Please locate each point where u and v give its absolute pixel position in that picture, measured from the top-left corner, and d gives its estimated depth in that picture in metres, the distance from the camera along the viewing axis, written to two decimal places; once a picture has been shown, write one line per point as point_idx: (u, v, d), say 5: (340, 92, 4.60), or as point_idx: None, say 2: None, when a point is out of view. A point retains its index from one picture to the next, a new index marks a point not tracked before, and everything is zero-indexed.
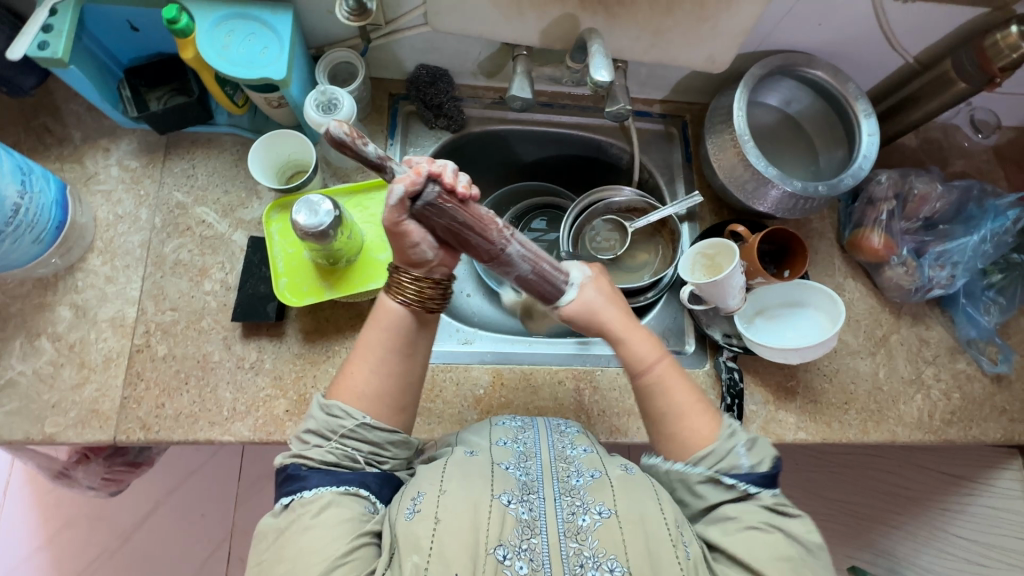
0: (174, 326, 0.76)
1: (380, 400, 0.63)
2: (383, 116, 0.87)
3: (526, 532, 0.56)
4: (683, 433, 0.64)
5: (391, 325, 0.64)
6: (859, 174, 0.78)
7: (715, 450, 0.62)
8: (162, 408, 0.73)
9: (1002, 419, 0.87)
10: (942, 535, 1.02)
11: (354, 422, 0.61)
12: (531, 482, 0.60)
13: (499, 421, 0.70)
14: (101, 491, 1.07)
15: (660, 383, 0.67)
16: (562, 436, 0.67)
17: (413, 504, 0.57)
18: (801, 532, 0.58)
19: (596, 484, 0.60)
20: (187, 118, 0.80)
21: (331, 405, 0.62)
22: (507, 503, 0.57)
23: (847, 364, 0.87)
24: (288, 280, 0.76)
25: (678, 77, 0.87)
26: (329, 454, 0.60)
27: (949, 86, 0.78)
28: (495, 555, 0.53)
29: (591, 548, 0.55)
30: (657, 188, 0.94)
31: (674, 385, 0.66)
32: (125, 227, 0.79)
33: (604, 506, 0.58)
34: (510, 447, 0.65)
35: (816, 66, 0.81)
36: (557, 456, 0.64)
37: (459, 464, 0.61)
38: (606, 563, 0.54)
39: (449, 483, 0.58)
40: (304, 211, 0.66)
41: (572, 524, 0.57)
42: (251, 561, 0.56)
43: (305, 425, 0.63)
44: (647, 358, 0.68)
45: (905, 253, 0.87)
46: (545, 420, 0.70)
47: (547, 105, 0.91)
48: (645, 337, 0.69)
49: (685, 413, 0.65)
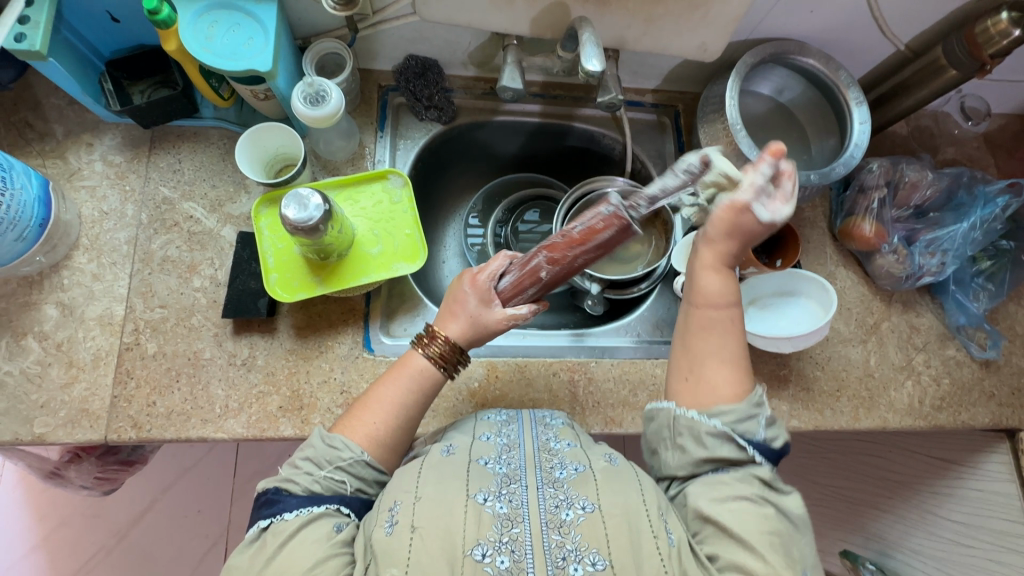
0: (164, 324, 0.75)
1: (391, 449, 0.66)
2: (372, 108, 0.86)
3: (506, 526, 0.56)
4: (715, 379, 0.65)
5: (413, 377, 0.68)
6: (851, 162, 0.78)
7: (738, 411, 0.62)
8: (154, 406, 0.72)
9: (991, 403, 0.88)
10: (932, 518, 1.04)
11: (354, 457, 0.62)
12: (512, 473, 0.61)
13: (483, 416, 0.71)
14: (95, 490, 1.06)
15: (718, 326, 0.67)
16: (547, 429, 0.68)
17: (391, 517, 0.56)
18: (790, 506, 0.60)
19: (579, 478, 0.60)
20: (172, 111, 0.79)
21: (332, 436, 0.63)
22: (484, 500, 0.57)
23: (839, 352, 0.88)
24: (278, 276, 0.75)
25: (669, 66, 0.87)
26: (315, 484, 0.60)
27: (939, 73, 0.78)
28: (473, 556, 0.54)
29: (573, 542, 0.55)
30: (651, 179, 0.93)
31: (729, 333, 0.67)
32: (111, 223, 0.78)
33: (587, 500, 0.58)
34: (492, 441, 0.65)
35: (808, 54, 0.81)
36: (540, 448, 0.64)
37: (435, 464, 0.61)
38: (587, 557, 0.54)
39: (424, 488, 0.58)
40: (293, 206, 0.64)
41: (555, 517, 0.57)
42: None
43: (300, 451, 0.64)
44: (720, 296, 0.67)
45: (896, 240, 0.87)
46: (531, 414, 0.71)
47: (539, 96, 0.90)
48: (718, 275, 0.68)
49: (719, 360, 0.66)
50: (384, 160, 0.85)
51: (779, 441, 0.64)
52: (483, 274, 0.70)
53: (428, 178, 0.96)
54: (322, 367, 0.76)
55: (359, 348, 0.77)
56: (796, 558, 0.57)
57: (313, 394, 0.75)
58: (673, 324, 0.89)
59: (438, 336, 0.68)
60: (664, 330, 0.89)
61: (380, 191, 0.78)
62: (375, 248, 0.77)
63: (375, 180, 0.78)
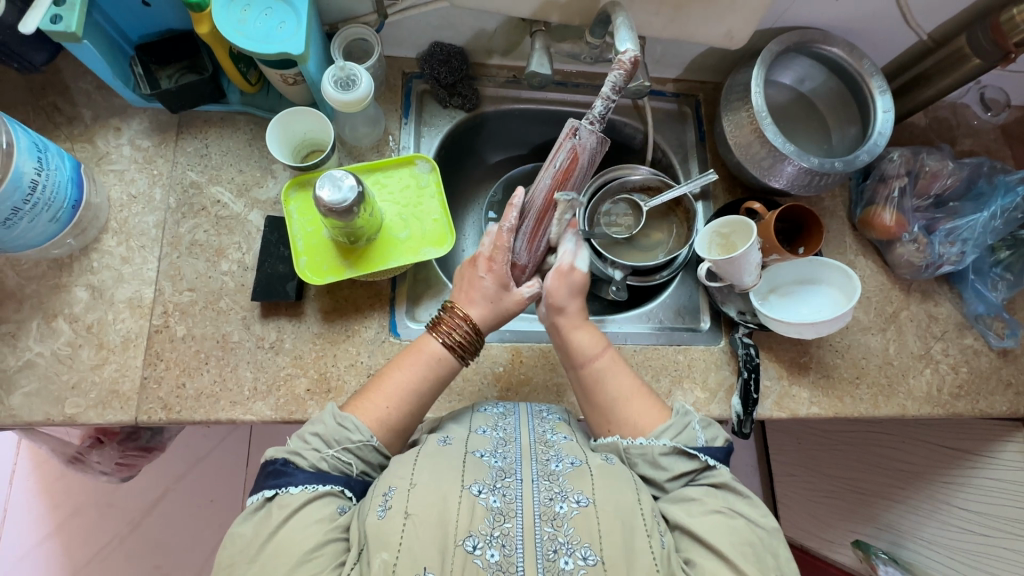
0: (193, 307, 0.76)
1: (399, 433, 0.67)
2: (397, 95, 0.86)
3: (499, 518, 0.55)
4: (631, 415, 0.68)
5: (429, 363, 0.70)
6: (875, 150, 0.78)
7: (673, 424, 0.66)
8: (183, 388, 0.73)
9: (1008, 392, 0.89)
10: (947, 508, 1.06)
11: (363, 440, 0.63)
12: (507, 467, 0.61)
13: (481, 408, 0.71)
14: (114, 477, 1.07)
15: (606, 371, 0.72)
16: (544, 422, 0.68)
17: (384, 501, 0.56)
18: (757, 515, 0.60)
19: (574, 472, 0.60)
20: (199, 97, 0.79)
21: (344, 416, 0.64)
22: (478, 492, 0.57)
23: (859, 340, 0.88)
24: (308, 259, 0.75)
25: (692, 54, 0.87)
26: (323, 461, 0.61)
27: (963, 62, 0.79)
28: (464, 545, 0.53)
29: (565, 536, 0.55)
30: (671, 167, 0.94)
31: (617, 371, 0.72)
32: (139, 207, 0.78)
33: (582, 494, 0.57)
34: (489, 435, 0.65)
35: (833, 43, 0.81)
36: (536, 440, 0.64)
37: (431, 454, 0.61)
38: (579, 551, 0.54)
39: (419, 476, 0.58)
40: (328, 186, 0.64)
41: (549, 510, 0.56)
42: (221, 563, 0.55)
43: (310, 426, 0.64)
44: (594, 346, 0.73)
45: (916, 230, 0.88)
46: (527, 406, 0.72)
47: (561, 84, 0.91)
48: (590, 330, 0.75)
49: (629, 397, 0.70)
50: (408, 146, 0.85)
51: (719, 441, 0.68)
52: (497, 256, 0.72)
53: (449, 166, 0.96)
54: (349, 350, 0.77)
55: (385, 332, 0.78)
56: (770, 566, 0.57)
57: (340, 376, 0.76)
58: (694, 311, 0.89)
59: (459, 326, 0.71)
60: (686, 317, 0.89)
61: (408, 176, 0.78)
62: (403, 233, 0.77)
63: (404, 166, 0.78)
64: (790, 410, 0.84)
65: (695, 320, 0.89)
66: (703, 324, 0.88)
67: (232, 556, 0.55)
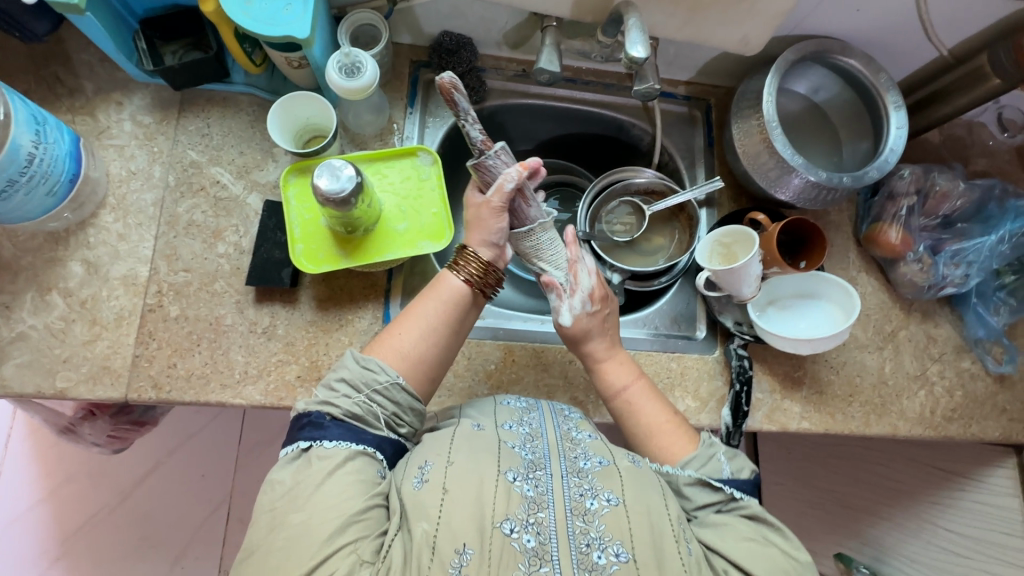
0: (187, 288, 0.75)
1: (414, 362, 0.67)
2: (403, 83, 0.85)
3: (533, 508, 0.56)
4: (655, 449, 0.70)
5: (450, 295, 0.70)
6: (886, 167, 0.77)
7: (698, 455, 0.67)
8: (174, 368, 0.73)
9: (1002, 418, 0.89)
10: (931, 527, 1.06)
11: (390, 380, 0.64)
12: (538, 460, 0.61)
13: (503, 401, 0.70)
14: (106, 448, 1.08)
15: (632, 405, 0.72)
16: (567, 419, 0.68)
17: (421, 473, 0.58)
18: (786, 545, 0.61)
19: (604, 470, 0.60)
20: (203, 75, 0.78)
21: (366, 358, 0.65)
22: (513, 479, 0.58)
23: (855, 357, 0.88)
24: (304, 246, 0.74)
25: (707, 58, 0.86)
26: (355, 406, 0.62)
27: (983, 81, 0.77)
28: (501, 529, 0.54)
29: (597, 530, 0.56)
30: (677, 172, 0.92)
31: (645, 406, 0.72)
32: (138, 184, 0.77)
33: (613, 493, 0.58)
34: (516, 429, 0.64)
35: (850, 54, 0.79)
36: (563, 436, 0.64)
37: (466, 437, 0.62)
38: (611, 546, 0.55)
39: (456, 456, 0.59)
40: (326, 175, 0.63)
41: (580, 504, 0.57)
42: (262, 506, 0.57)
43: (335, 374, 0.65)
44: (621, 381, 0.74)
45: (921, 249, 0.87)
46: (549, 404, 0.71)
47: (571, 81, 0.89)
48: (617, 361, 0.75)
49: (653, 432, 0.70)
50: (411, 136, 0.84)
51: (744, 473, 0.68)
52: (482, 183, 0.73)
53: (452, 158, 0.95)
54: (341, 340, 0.77)
55: (378, 323, 0.78)
56: None
57: (331, 365, 0.76)
58: (691, 319, 0.89)
59: (475, 257, 0.71)
60: (682, 324, 0.89)
61: (409, 167, 0.77)
62: (401, 225, 0.76)
63: (405, 156, 0.77)
64: (780, 424, 0.83)
65: (691, 328, 0.88)
66: (698, 333, 0.87)
67: (275, 500, 0.57)
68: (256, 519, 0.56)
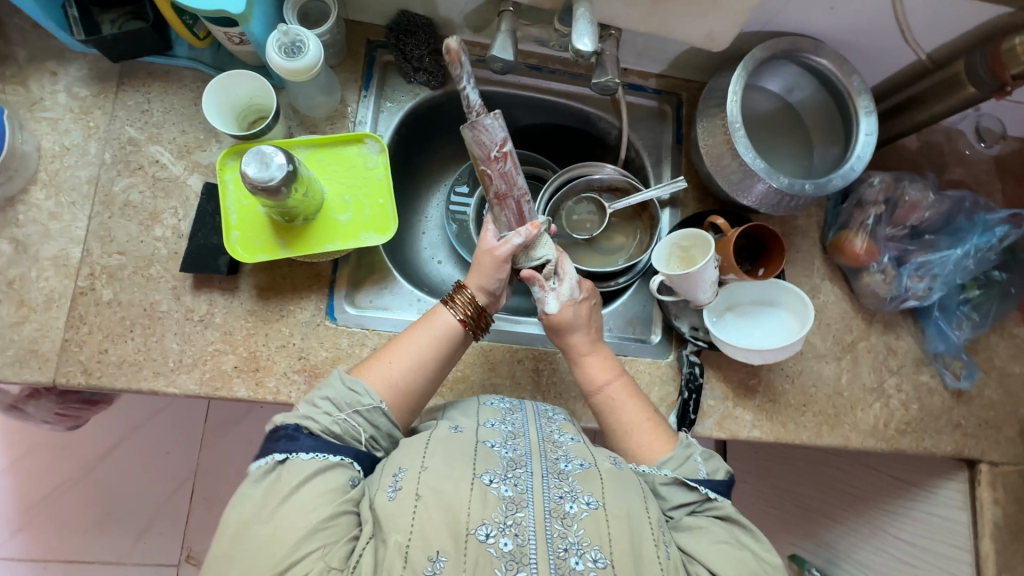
0: (121, 271, 0.73)
1: (401, 390, 0.66)
2: (357, 64, 0.81)
3: (511, 508, 0.54)
4: (631, 446, 0.68)
5: (442, 332, 0.70)
6: (850, 175, 0.74)
7: (675, 455, 0.66)
8: (105, 353, 0.71)
9: (956, 433, 0.88)
10: (883, 534, 1.06)
11: (374, 403, 0.63)
12: (517, 459, 0.59)
13: (486, 401, 0.68)
14: (59, 425, 1.07)
15: (612, 402, 0.72)
16: (551, 422, 0.66)
17: (395, 482, 0.56)
18: (760, 548, 0.60)
19: (584, 474, 0.58)
20: (143, 47, 0.75)
21: (354, 380, 0.64)
22: (489, 482, 0.55)
23: (811, 367, 0.86)
24: (240, 234, 0.72)
25: (677, 51, 0.82)
26: (335, 425, 0.61)
27: (959, 88, 0.74)
28: (477, 534, 0.52)
29: (575, 535, 0.53)
30: (643, 169, 0.89)
31: (624, 404, 0.71)
32: (72, 159, 0.74)
33: (593, 496, 0.56)
34: (498, 428, 0.63)
35: (822, 53, 0.76)
36: (545, 438, 0.62)
37: (442, 440, 0.60)
38: (589, 552, 0.53)
39: (431, 459, 0.57)
40: (253, 163, 0.60)
41: (558, 507, 0.55)
42: (227, 526, 0.54)
43: (320, 391, 0.64)
44: (601, 378, 0.73)
45: (886, 260, 0.85)
46: (533, 405, 0.68)
47: (536, 68, 0.86)
48: (598, 357, 0.74)
49: (630, 429, 0.69)
50: (365, 121, 0.80)
51: (721, 474, 0.66)
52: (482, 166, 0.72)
53: (411, 145, 0.92)
54: (281, 331, 0.74)
55: (321, 316, 0.76)
56: None
57: (270, 357, 0.74)
58: (646, 322, 0.87)
59: (470, 296, 0.72)
60: (637, 327, 0.87)
61: (355, 155, 0.75)
62: (344, 216, 0.73)
63: (353, 143, 0.75)
64: (730, 432, 0.82)
65: (646, 332, 0.86)
66: (653, 337, 0.85)
67: (241, 520, 0.54)
68: (221, 537, 0.53)
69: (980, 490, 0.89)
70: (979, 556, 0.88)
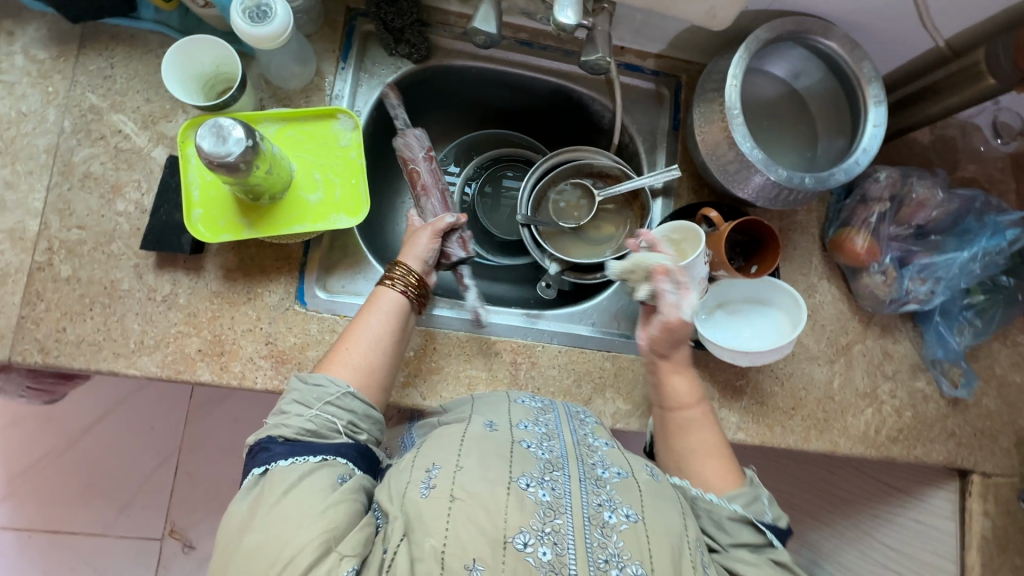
0: (81, 247, 0.69)
1: (369, 372, 0.64)
2: (336, 33, 0.76)
3: (549, 514, 0.51)
4: (704, 472, 0.64)
5: (390, 309, 0.67)
6: (854, 169, 0.69)
7: (745, 491, 0.62)
8: (63, 332, 0.68)
9: (949, 442, 0.84)
10: (868, 539, 1.04)
11: (341, 390, 0.60)
12: (554, 461, 0.56)
13: (517, 399, 0.66)
14: (34, 399, 1.05)
15: (694, 424, 0.67)
16: (583, 424, 0.64)
17: (428, 479, 0.52)
18: None
19: (622, 483, 0.56)
20: (104, 7, 0.70)
21: (313, 375, 0.61)
22: (527, 486, 0.52)
23: (802, 369, 0.83)
24: (203, 212, 0.68)
25: (677, 29, 0.76)
26: (309, 422, 0.58)
27: (977, 79, 0.68)
28: (514, 544, 0.48)
29: (614, 547, 0.50)
30: (636, 155, 0.85)
31: (705, 429, 0.67)
32: (30, 126, 0.70)
33: (632, 509, 0.53)
34: (531, 429, 0.60)
35: (832, 36, 0.70)
36: (579, 441, 0.60)
37: (477, 438, 0.56)
38: (629, 567, 0.49)
39: (467, 459, 0.53)
40: (208, 136, 0.57)
41: (598, 515, 0.52)
42: (219, 541, 0.52)
43: (282, 398, 0.61)
44: (690, 397, 0.68)
45: (887, 261, 0.80)
46: (565, 406, 0.67)
47: (527, 44, 0.81)
48: (687, 376, 0.69)
49: (705, 455, 0.65)
50: (341, 95, 0.76)
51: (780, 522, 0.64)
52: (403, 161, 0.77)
53: (395, 121, 0.88)
54: (248, 314, 0.71)
55: (290, 300, 0.72)
56: None
57: (235, 341, 0.70)
58: (632, 317, 0.83)
59: (407, 269, 0.69)
60: (622, 322, 0.83)
61: (326, 130, 0.71)
62: (314, 195, 0.70)
63: (323, 118, 0.71)
64: None
65: (631, 327, 0.83)
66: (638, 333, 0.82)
67: (229, 533, 0.51)
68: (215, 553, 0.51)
69: (970, 501, 0.87)
70: (964, 568, 0.86)
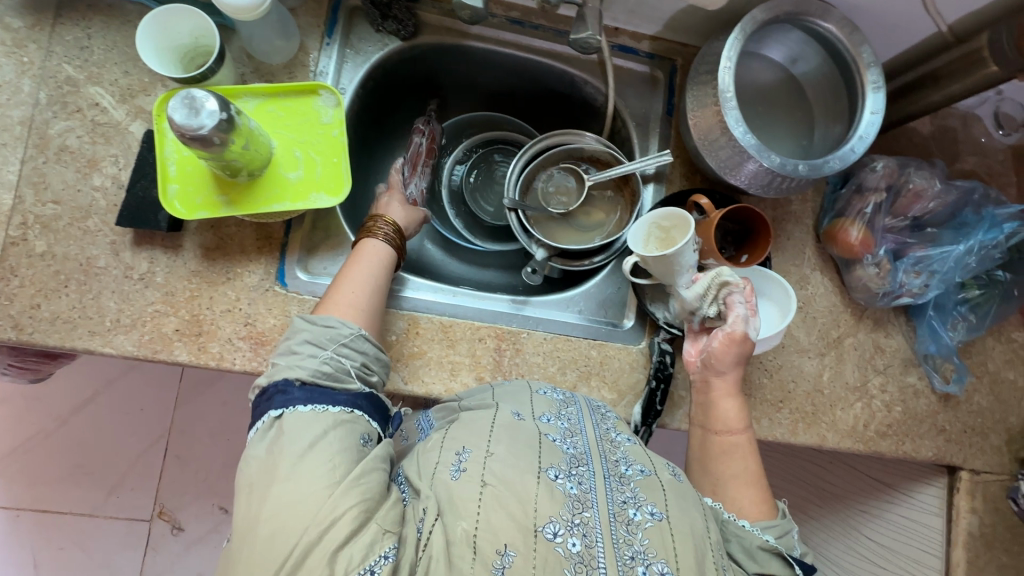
0: (56, 222, 0.68)
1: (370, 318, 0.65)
2: (321, 7, 0.74)
3: (577, 507, 0.50)
4: (738, 498, 0.64)
5: (381, 258, 0.68)
6: (849, 157, 0.67)
7: (778, 523, 0.62)
8: (37, 309, 0.66)
9: (939, 438, 0.83)
10: (855, 535, 1.03)
11: (354, 332, 0.61)
12: (580, 456, 0.55)
13: (538, 390, 0.65)
14: (20, 377, 1.04)
15: (740, 450, 0.66)
16: (605, 419, 0.63)
17: (458, 463, 0.52)
18: None
19: (645, 481, 0.54)
20: None
21: (319, 317, 0.61)
22: (555, 478, 0.51)
23: (792, 361, 0.81)
24: (179, 187, 0.67)
25: (671, 9, 0.74)
26: (323, 365, 0.57)
27: (979, 67, 0.66)
28: (544, 533, 0.48)
29: (641, 544, 0.49)
30: (629, 140, 0.83)
31: (750, 457, 0.66)
32: (4, 97, 0.68)
33: (656, 507, 0.52)
34: (554, 424, 0.59)
35: (830, 19, 0.68)
36: (602, 437, 0.59)
37: (506, 427, 0.56)
38: (654, 564, 0.48)
39: (497, 446, 0.53)
40: (180, 108, 0.55)
41: (623, 512, 0.51)
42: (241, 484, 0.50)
43: (290, 341, 0.59)
44: (738, 422, 0.67)
45: (881, 253, 0.79)
46: (587, 399, 0.66)
47: (518, 23, 0.79)
48: (737, 404, 0.68)
49: (741, 481, 0.64)
50: (326, 71, 0.74)
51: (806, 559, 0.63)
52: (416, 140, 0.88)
53: (382, 100, 0.86)
54: (227, 295, 0.70)
55: (270, 281, 0.71)
56: None
57: (214, 322, 0.69)
58: (620, 306, 0.82)
59: (391, 221, 0.71)
60: (610, 310, 0.82)
61: (308, 108, 0.70)
62: (293, 173, 0.69)
63: (304, 94, 0.70)
64: None
65: (619, 316, 0.81)
66: (625, 321, 0.81)
67: (252, 478, 0.50)
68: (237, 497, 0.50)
69: (957, 498, 0.86)
70: (950, 564, 0.85)
